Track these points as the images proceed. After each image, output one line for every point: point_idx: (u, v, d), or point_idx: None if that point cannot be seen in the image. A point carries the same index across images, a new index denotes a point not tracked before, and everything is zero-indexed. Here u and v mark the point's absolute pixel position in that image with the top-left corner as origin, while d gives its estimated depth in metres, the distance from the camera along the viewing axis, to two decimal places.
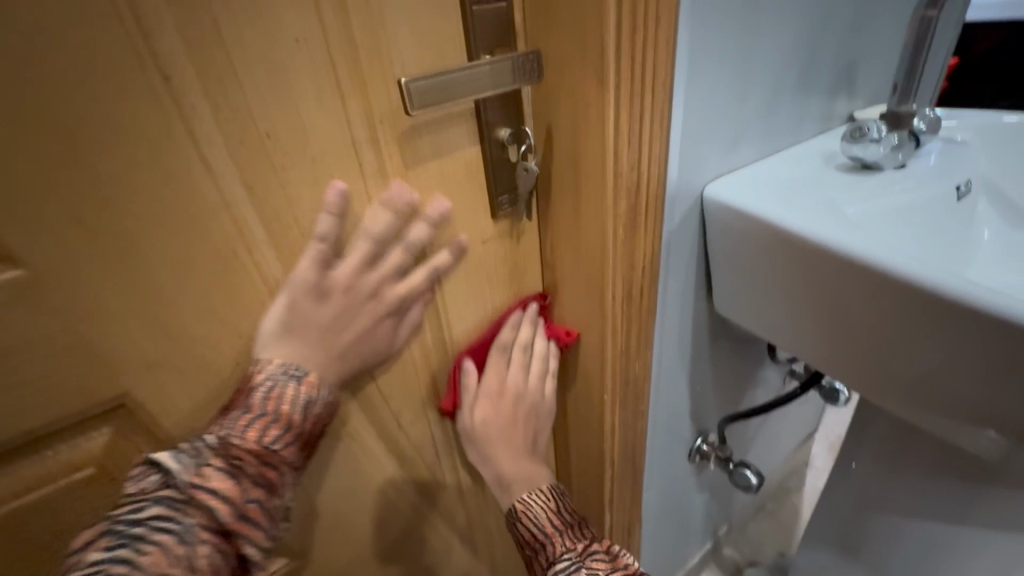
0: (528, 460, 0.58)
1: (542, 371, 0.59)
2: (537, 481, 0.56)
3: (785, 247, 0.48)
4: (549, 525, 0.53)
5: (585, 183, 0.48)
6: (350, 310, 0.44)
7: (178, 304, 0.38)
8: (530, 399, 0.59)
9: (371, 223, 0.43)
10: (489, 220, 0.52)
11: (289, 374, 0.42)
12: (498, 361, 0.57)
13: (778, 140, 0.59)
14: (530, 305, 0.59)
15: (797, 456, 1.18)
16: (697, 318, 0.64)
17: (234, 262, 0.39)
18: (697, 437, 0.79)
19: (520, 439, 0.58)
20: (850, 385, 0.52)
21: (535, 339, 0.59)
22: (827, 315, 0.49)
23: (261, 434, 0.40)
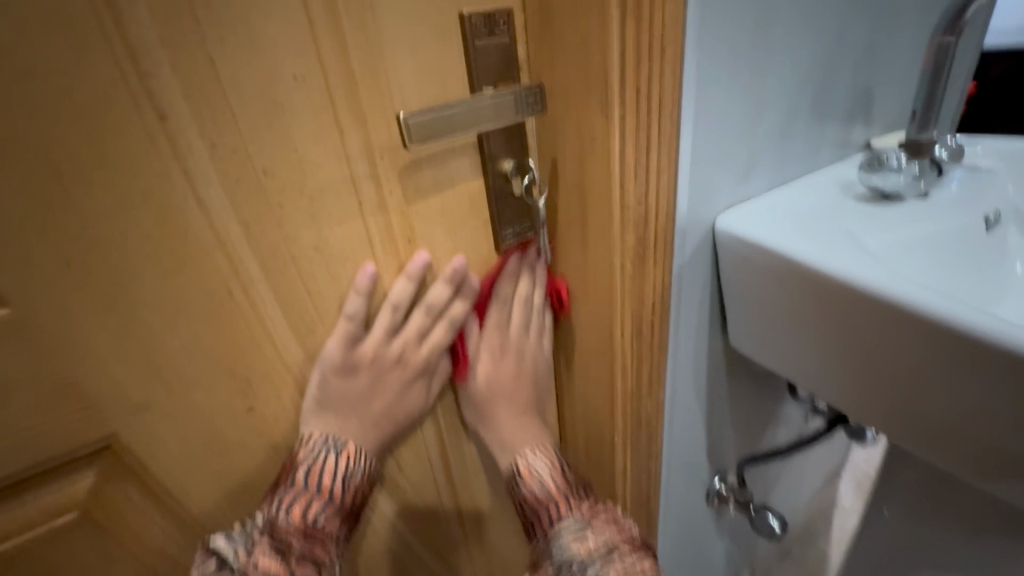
0: (533, 420, 0.55)
1: (544, 323, 0.54)
2: (542, 439, 0.53)
3: (802, 280, 0.46)
4: (553, 486, 0.50)
5: (591, 215, 0.46)
6: (380, 378, 0.46)
7: (168, 346, 0.36)
8: (532, 357, 0.54)
9: (396, 294, 0.45)
10: (495, 252, 0.51)
11: (330, 447, 0.45)
12: (498, 314, 0.52)
13: (792, 169, 0.57)
14: (530, 251, 0.51)
15: (822, 496, 1.12)
16: (713, 354, 0.61)
17: (228, 302, 0.38)
18: (715, 477, 0.74)
19: (524, 398, 0.54)
20: (876, 426, 0.48)
21: (537, 290, 0.52)
22: (849, 353, 0.46)
23: (303, 510, 0.43)
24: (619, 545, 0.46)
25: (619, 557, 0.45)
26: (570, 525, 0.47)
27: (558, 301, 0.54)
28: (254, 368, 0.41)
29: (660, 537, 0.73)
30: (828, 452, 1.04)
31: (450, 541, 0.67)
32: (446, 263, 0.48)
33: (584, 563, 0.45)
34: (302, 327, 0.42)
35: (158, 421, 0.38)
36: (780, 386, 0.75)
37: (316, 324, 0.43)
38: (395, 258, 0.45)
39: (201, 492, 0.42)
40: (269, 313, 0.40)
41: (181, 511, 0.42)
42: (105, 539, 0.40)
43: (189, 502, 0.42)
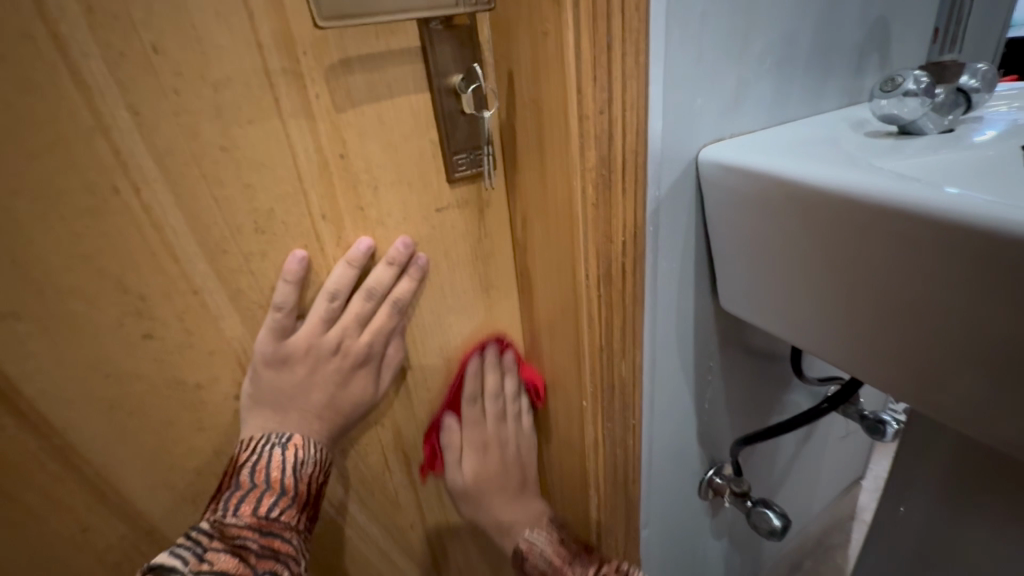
0: (527, 496, 0.59)
1: (522, 410, 0.59)
2: (535, 518, 0.57)
3: (797, 203, 0.40)
4: (556, 558, 0.54)
5: (550, 135, 0.40)
6: (318, 368, 0.43)
7: (39, 242, 0.32)
8: (511, 448, 0.59)
9: (334, 280, 0.42)
10: (446, 183, 0.45)
11: (274, 442, 0.42)
12: (476, 429, 0.57)
13: (795, 105, 0.50)
14: (489, 349, 0.55)
15: (840, 506, 1.02)
16: (701, 316, 0.54)
17: (115, 201, 0.34)
18: (708, 467, 0.67)
19: (513, 482, 0.59)
20: (884, 377, 0.41)
21: (510, 384, 0.58)
22: (851, 290, 0.40)
23: (255, 507, 0.40)
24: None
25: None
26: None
27: (535, 392, 0.58)
28: (153, 286, 0.36)
29: (643, 532, 0.65)
30: (846, 455, 0.94)
31: (408, 525, 0.61)
32: (389, 192, 0.43)
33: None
34: (212, 246, 0.37)
35: (31, 332, 0.34)
36: (784, 367, 0.67)
37: (228, 242, 0.38)
38: (324, 176, 0.39)
39: (90, 428, 0.37)
40: (167, 219, 0.35)
41: (70, 451, 0.37)
42: None
43: (74, 440, 0.37)
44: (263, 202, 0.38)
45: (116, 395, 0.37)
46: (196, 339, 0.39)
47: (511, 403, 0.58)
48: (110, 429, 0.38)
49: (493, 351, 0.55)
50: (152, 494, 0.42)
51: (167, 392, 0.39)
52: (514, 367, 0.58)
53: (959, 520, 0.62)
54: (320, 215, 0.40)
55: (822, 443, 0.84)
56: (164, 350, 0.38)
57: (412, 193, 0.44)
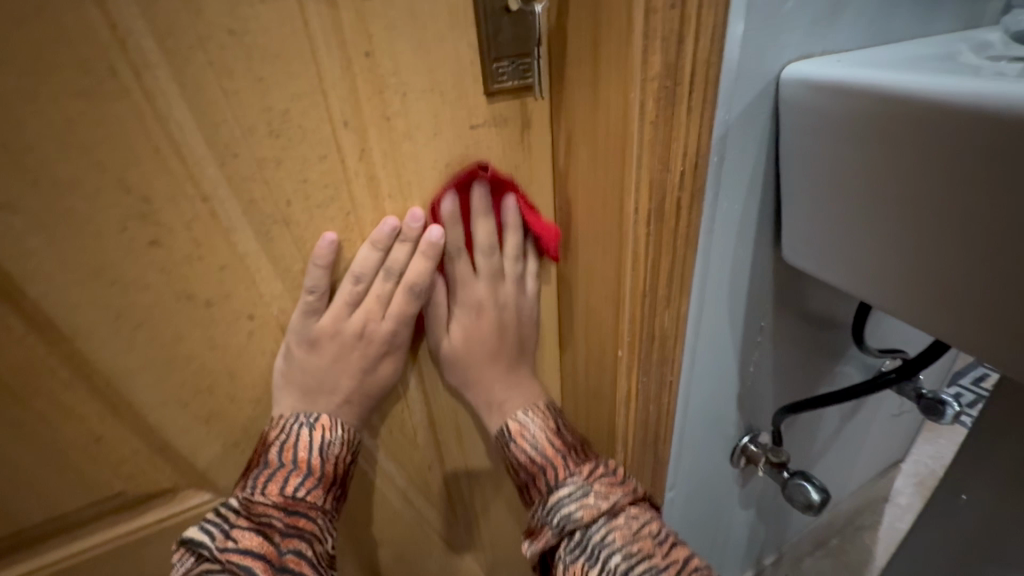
0: (520, 374, 0.50)
1: (527, 261, 0.48)
2: (534, 399, 0.49)
3: (886, 119, 0.34)
4: (549, 446, 0.45)
5: (606, 39, 0.35)
6: (344, 355, 0.43)
7: (34, 127, 0.29)
8: (509, 316, 0.48)
9: (360, 263, 0.41)
10: (484, 96, 0.40)
11: (302, 422, 0.43)
12: (457, 260, 0.45)
13: (905, 22, 0.42)
14: (476, 193, 0.42)
15: (875, 488, 0.98)
16: (756, 267, 0.48)
17: (116, 86, 0.30)
18: (744, 434, 0.62)
19: (509, 351, 0.49)
20: (952, 330, 0.36)
21: (512, 237, 0.46)
22: (929, 225, 0.34)
23: (282, 486, 0.40)
24: (624, 506, 0.42)
25: (623, 517, 0.41)
26: None
27: (544, 240, 0.47)
28: (159, 187, 0.33)
29: (669, 494, 0.62)
30: (891, 433, 0.88)
31: (426, 467, 0.59)
32: (419, 101, 0.38)
33: (586, 526, 0.40)
34: (223, 148, 0.34)
35: (29, 229, 0.31)
36: (842, 334, 0.61)
37: (240, 144, 0.34)
38: (347, 77, 0.35)
39: (99, 336, 0.35)
40: (173, 113, 0.32)
41: (79, 360, 0.36)
42: None
43: (82, 348, 0.35)
44: (277, 101, 0.34)
45: (124, 303, 0.35)
46: (206, 252, 0.36)
47: (517, 250, 0.46)
48: (118, 340, 0.36)
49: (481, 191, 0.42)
50: (163, 413, 0.40)
51: (177, 306, 0.37)
52: (519, 218, 0.45)
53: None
54: (342, 121, 0.36)
55: (868, 419, 0.79)
56: (173, 261, 0.35)
57: (444, 104, 0.39)
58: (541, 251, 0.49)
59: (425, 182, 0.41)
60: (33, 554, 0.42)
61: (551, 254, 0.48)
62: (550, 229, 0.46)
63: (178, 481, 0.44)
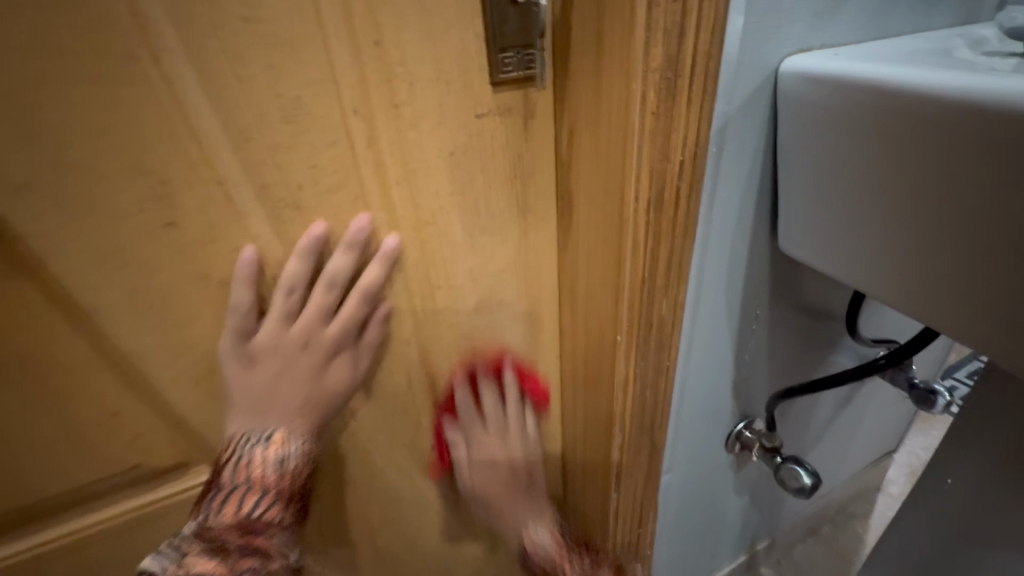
0: (530, 503, 0.64)
1: (527, 419, 0.62)
2: (541, 519, 0.64)
3: (882, 113, 0.35)
4: (556, 555, 0.61)
5: (610, 31, 0.36)
6: (289, 367, 0.43)
7: (56, 109, 0.30)
8: (517, 458, 0.62)
9: (291, 274, 0.40)
10: (489, 85, 0.41)
11: (252, 440, 0.44)
12: (476, 418, 0.59)
13: (902, 16, 0.42)
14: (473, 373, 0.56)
15: (867, 478, 1.00)
16: (753, 257, 0.49)
17: (135, 70, 0.31)
18: (738, 421, 0.64)
19: (520, 484, 0.64)
20: (944, 319, 0.38)
21: (512, 403, 0.60)
22: (923, 217, 0.35)
23: (237, 508, 0.43)
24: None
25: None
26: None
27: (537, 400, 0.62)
28: (175, 170, 0.34)
29: (664, 478, 0.64)
30: (884, 424, 0.90)
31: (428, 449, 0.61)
32: (426, 89, 0.39)
33: None
34: (236, 132, 0.35)
35: (50, 209, 0.32)
36: (836, 324, 0.62)
37: (253, 129, 0.35)
38: (357, 65, 0.36)
39: (116, 314, 0.37)
40: (189, 97, 0.33)
41: (97, 336, 0.37)
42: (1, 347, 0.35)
43: (100, 326, 0.37)
44: (289, 87, 0.35)
45: (140, 282, 0.36)
46: (219, 234, 0.37)
47: (520, 417, 0.61)
48: (135, 319, 0.37)
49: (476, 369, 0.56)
50: (177, 389, 0.41)
51: (191, 286, 0.38)
52: (516, 383, 0.59)
53: (1011, 501, 0.57)
54: (352, 108, 0.37)
55: (860, 410, 0.80)
56: (188, 242, 0.37)
57: (450, 93, 0.40)
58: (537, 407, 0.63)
59: (430, 169, 0.42)
60: (44, 525, 0.43)
61: (543, 407, 0.63)
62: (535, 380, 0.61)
63: (189, 457, 0.45)
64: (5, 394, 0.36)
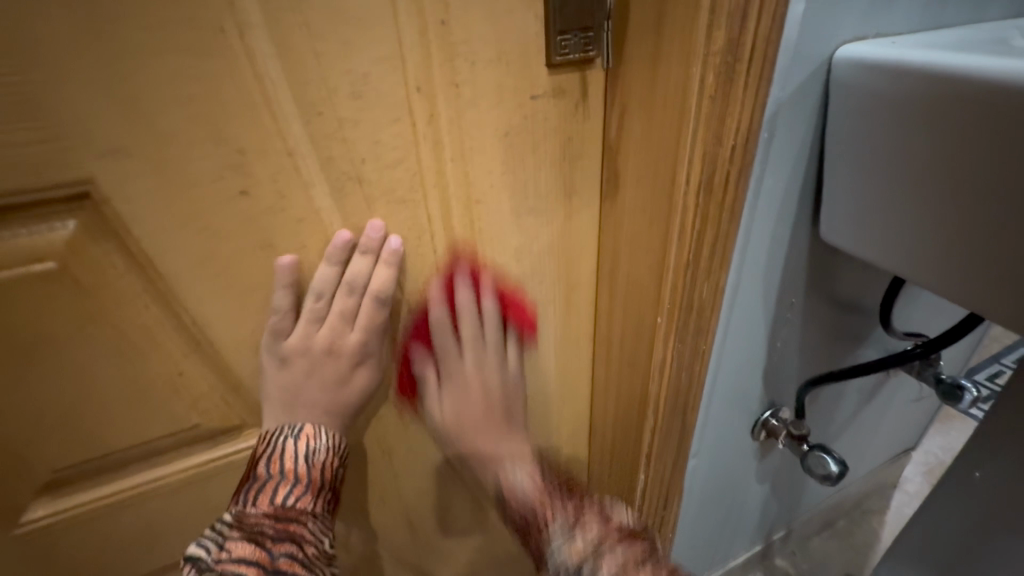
0: (510, 438, 0.52)
1: (509, 348, 0.53)
2: (521, 460, 0.51)
3: (938, 100, 0.35)
4: (538, 497, 0.48)
5: (672, 15, 0.36)
6: (316, 369, 0.45)
7: (148, 78, 0.32)
8: (501, 390, 0.52)
9: (354, 271, 0.43)
10: (545, 66, 0.42)
11: (286, 433, 0.44)
12: (452, 342, 0.49)
13: (957, 8, 0.43)
14: (457, 291, 0.48)
15: (885, 474, 1.00)
16: (793, 244, 0.50)
17: (222, 42, 0.32)
18: (766, 409, 0.65)
19: (499, 418, 0.51)
20: (994, 306, 0.38)
21: (491, 317, 0.50)
22: (976, 203, 0.36)
23: (271, 496, 0.42)
24: (607, 541, 0.43)
25: (608, 558, 0.41)
26: (558, 526, 0.45)
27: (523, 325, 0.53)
28: (251, 140, 0.36)
29: (691, 463, 0.65)
30: (905, 420, 0.90)
31: None
32: (486, 69, 0.40)
33: (578, 567, 0.42)
34: (309, 106, 0.36)
35: (138, 172, 0.34)
36: (869, 316, 0.63)
37: (324, 103, 0.36)
38: (423, 43, 0.37)
39: (188, 278, 0.38)
40: (268, 71, 0.34)
41: (170, 298, 0.39)
42: (82, 305, 0.37)
43: (174, 288, 0.38)
44: (361, 64, 0.36)
45: (212, 248, 0.38)
46: (287, 204, 0.39)
47: (494, 323, 0.50)
48: (205, 283, 0.39)
49: (461, 295, 0.48)
50: (236, 353, 0.43)
51: (258, 253, 0.40)
52: (498, 308, 0.50)
53: None
54: (416, 86, 0.38)
55: (884, 405, 0.81)
56: (258, 211, 0.38)
57: (508, 74, 0.41)
58: (521, 334, 0.53)
59: (485, 148, 0.43)
60: (108, 481, 0.45)
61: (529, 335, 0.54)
62: (523, 304, 0.53)
63: (244, 419, 0.47)
64: (83, 350, 0.38)
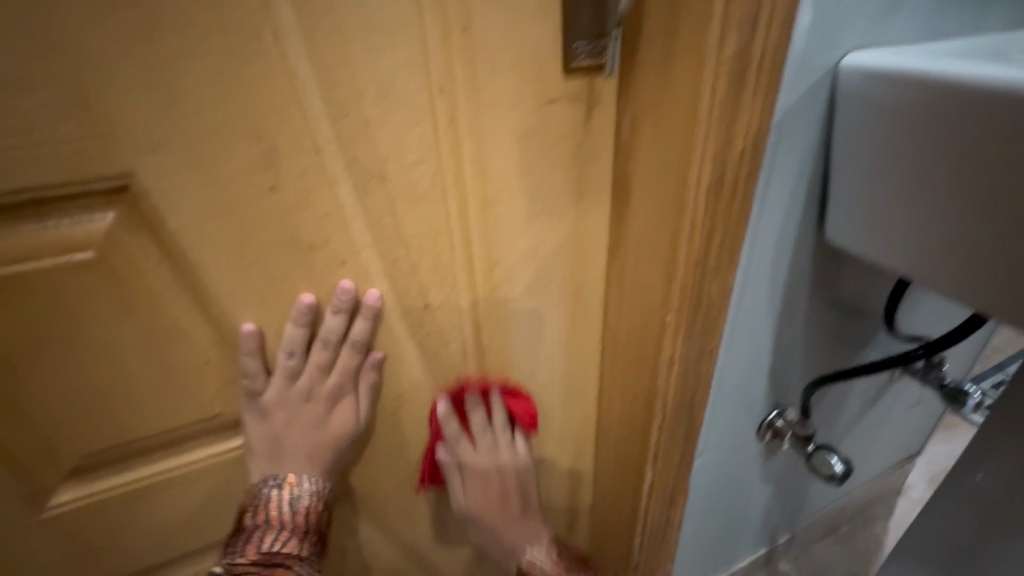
0: (523, 519, 0.64)
1: (516, 440, 0.63)
2: (535, 535, 0.64)
3: (939, 107, 0.37)
4: (553, 572, 0.62)
5: (684, 23, 0.38)
6: (297, 418, 0.49)
7: (187, 78, 0.33)
8: (513, 471, 0.62)
9: (327, 328, 0.46)
10: (561, 72, 0.44)
11: (270, 484, 0.49)
12: (470, 449, 0.60)
13: (959, 19, 0.44)
14: (469, 393, 0.59)
15: (888, 481, 1.01)
16: (799, 246, 0.52)
17: (257, 45, 0.34)
18: (771, 410, 0.66)
19: (514, 504, 0.63)
20: (998, 305, 0.39)
21: (500, 419, 0.61)
22: (978, 206, 0.37)
23: (258, 546, 0.48)
24: None
25: None
26: None
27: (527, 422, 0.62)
28: (281, 138, 0.37)
29: (697, 460, 0.66)
30: (908, 426, 0.91)
31: None
32: (506, 74, 0.42)
33: None
34: (337, 107, 0.38)
35: (175, 168, 0.36)
36: (874, 318, 0.64)
37: (352, 104, 0.38)
38: (446, 48, 0.39)
39: (217, 270, 0.40)
40: (300, 72, 0.36)
41: (199, 289, 0.40)
42: (116, 294, 0.38)
43: (204, 280, 0.40)
44: (387, 67, 0.38)
45: (241, 241, 0.40)
46: (313, 201, 0.41)
47: (507, 439, 0.62)
48: (233, 276, 0.41)
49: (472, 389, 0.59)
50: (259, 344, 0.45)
51: (284, 247, 0.41)
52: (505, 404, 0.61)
53: None
54: (438, 89, 0.40)
55: (888, 409, 0.82)
56: (285, 206, 0.40)
57: (526, 79, 0.43)
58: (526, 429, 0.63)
59: (502, 151, 0.45)
60: (132, 467, 0.46)
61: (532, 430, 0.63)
62: (526, 401, 0.62)
63: None
64: (115, 339, 0.40)
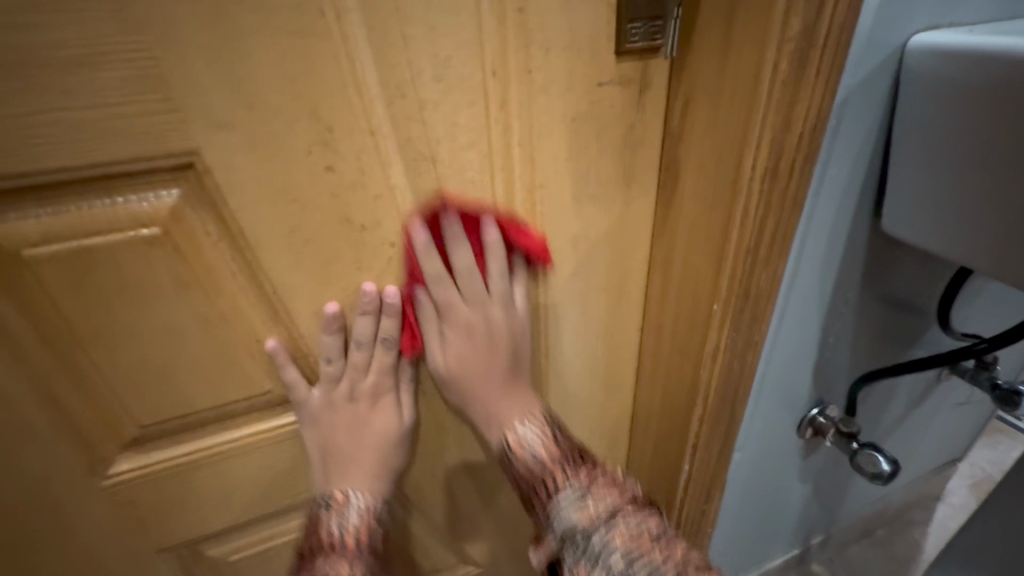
0: (518, 387, 0.51)
1: (515, 287, 0.50)
2: (529, 408, 0.50)
3: (1015, 87, 0.35)
4: (546, 455, 0.47)
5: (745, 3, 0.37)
6: (340, 419, 0.50)
7: (252, 57, 0.34)
8: (506, 323, 0.49)
9: (359, 331, 0.46)
10: (614, 54, 0.43)
11: (321, 503, 0.50)
12: (454, 291, 0.47)
13: None
14: (450, 222, 0.44)
15: (928, 484, 0.98)
16: (852, 235, 0.50)
17: (320, 25, 0.35)
18: (813, 406, 0.64)
19: (502, 363, 0.50)
20: None
21: (496, 260, 0.46)
22: None
23: (308, 567, 0.47)
24: (624, 510, 0.44)
25: (622, 520, 0.43)
26: (568, 492, 0.45)
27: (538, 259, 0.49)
28: (339, 119, 0.38)
29: (736, 455, 0.65)
30: (953, 428, 0.87)
31: None
32: (559, 57, 0.42)
33: (587, 531, 0.43)
34: (393, 88, 0.38)
35: (238, 146, 0.36)
36: (926, 313, 0.61)
37: (408, 85, 0.38)
38: (501, 29, 0.39)
39: (274, 248, 0.41)
40: (359, 53, 0.36)
41: (255, 267, 0.41)
42: (178, 269, 0.39)
43: (260, 257, 0.41)
44: (443, 48, 0.38)
45: (297, 220, 0.40)
46: (367, 181, 0.41)
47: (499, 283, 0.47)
48: (288, 255, 0.42)
49: (452, 222, 0.44)
50: (308, 323, 0.46)
51: (337, 227, 0.42)
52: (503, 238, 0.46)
53: None
54: (491, 71, 0.40)
55: (933, 409, 0.79)
56: (340, 187, 0.40)
57: (578, 61, 0.42)
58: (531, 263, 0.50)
59: (552, 134, 0.45)
60: (185, 441, 0.47)
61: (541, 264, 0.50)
62: (534, 237, 0.48)
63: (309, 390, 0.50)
64: (176, 313, 0.41)
